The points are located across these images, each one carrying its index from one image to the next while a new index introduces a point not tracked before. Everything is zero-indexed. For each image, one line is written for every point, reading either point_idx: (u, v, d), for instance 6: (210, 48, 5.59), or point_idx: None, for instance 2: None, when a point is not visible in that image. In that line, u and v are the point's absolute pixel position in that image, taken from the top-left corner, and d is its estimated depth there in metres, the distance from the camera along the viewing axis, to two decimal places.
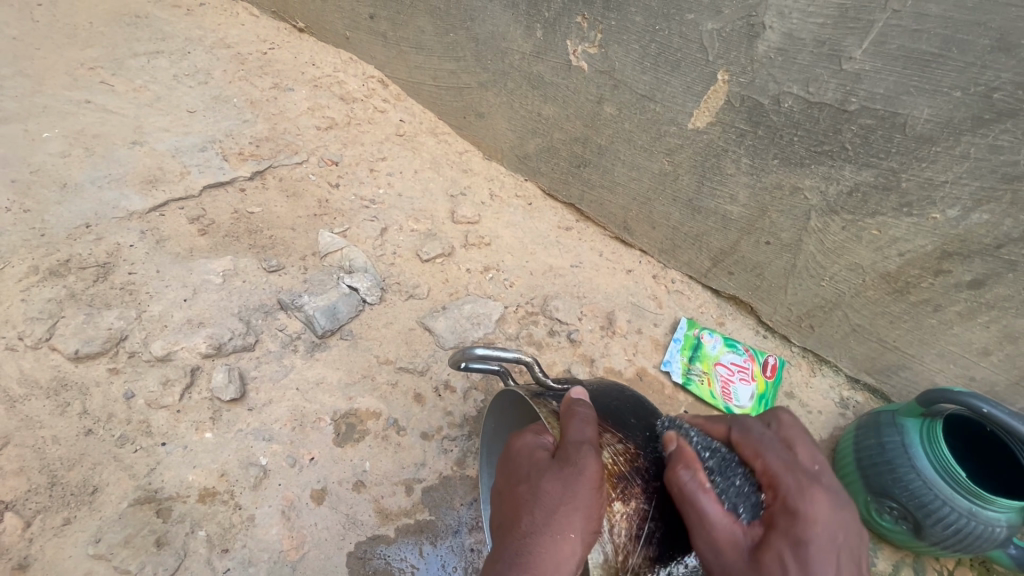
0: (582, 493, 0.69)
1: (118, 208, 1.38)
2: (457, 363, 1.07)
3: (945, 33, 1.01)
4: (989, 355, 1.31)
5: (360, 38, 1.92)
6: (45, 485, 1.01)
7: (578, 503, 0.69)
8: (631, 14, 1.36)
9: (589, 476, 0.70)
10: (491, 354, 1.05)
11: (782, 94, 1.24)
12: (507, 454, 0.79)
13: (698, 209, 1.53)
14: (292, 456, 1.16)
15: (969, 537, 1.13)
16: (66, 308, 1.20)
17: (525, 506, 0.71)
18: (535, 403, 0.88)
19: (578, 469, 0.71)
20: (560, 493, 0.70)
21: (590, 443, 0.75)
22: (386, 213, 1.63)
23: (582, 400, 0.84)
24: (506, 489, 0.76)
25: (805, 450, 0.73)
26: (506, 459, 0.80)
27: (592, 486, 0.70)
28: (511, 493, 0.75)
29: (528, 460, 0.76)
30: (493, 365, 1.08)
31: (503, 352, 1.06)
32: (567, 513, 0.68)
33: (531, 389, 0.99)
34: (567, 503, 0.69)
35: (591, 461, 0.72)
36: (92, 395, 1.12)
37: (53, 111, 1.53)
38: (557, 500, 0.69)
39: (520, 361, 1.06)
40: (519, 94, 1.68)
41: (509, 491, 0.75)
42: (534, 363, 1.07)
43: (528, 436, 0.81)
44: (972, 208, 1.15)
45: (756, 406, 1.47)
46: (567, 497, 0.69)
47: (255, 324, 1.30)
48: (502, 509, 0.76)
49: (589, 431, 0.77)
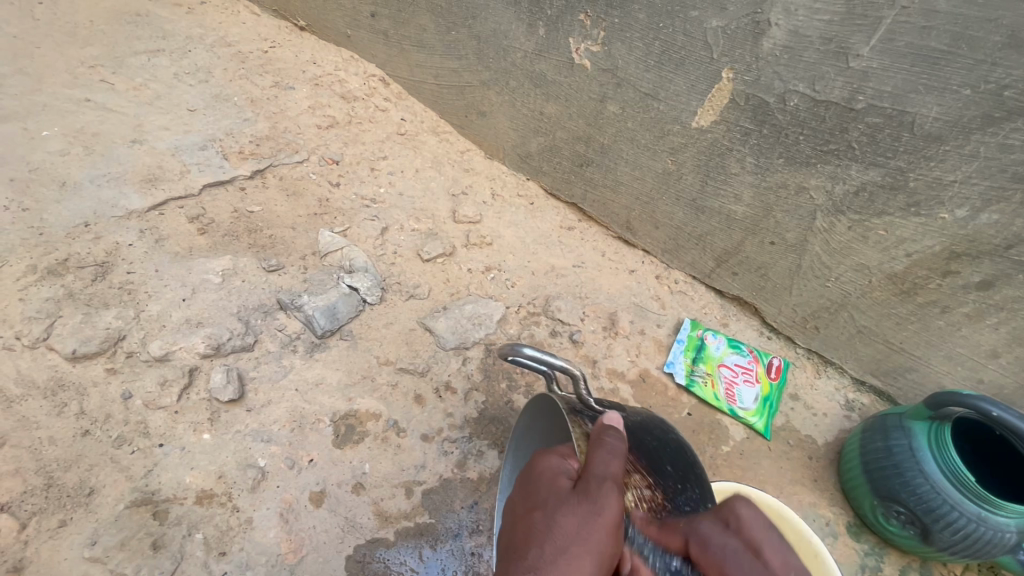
0: (600, 534, 0.58)
1: (117, 207, 1.38)
2: (505, 357, 1.06)
3: (954, 30, 0.99)
4: (997, 357, 1.29)
5: (361, 36, 1.91)
6: (41, 487, 1.00)
7: (593, 543, 0.57)
8: (634, 12, 1.34)
9: (610, 517, 0.60)
10: (540, 358, 1.04)
11: (788, 92, 1.22)
12: (529, 471, 0.73)
13: (702, 209, 1.51)
14: (291, 458, 1.14)
15: (978, 542, 1.11)
16: (64, 307, 1.19)
17: (529, 535, 0.60)
18: (570, 421, 0.85)
19: (599, 506, 0.61)
20: (575, 527, 0.59)
21: (618, 480, 0.66)
22: (387, 212, 1.61)
23: (614, 430, 0.77)
24: (519, 511, 0.67)
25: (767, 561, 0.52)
26: (525, 479, 0.72)
27: (611, 533, 0.59)
28: (523, 516, 0.64)
29: (548, 485, 0.68)
30: (540, 369, 1.06)
31: (552, 359, 1.04)
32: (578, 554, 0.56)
33: (569, 403, 0.95)
34: (581, 542, 0.57)
35: (615, 500, 0.62)
36: (90, 396, 1.11)
37: (53, 109, 1.53)
38: (571, 535, 0.58)
39: (567, 370, 1.03)
40: (521, 93, 1.66)
41: (521, 515, 0.65)
42: (581, 378, 1.03)
43: (553, 459, 0.74)
44: (981, 208, 1.13)
45: (761, 408, 1.45)
46: (583, 534, 0.58)
47: (254, 324, 1.29)
48: (508, 532, 0.65)
49: (619, 466, 0.69)
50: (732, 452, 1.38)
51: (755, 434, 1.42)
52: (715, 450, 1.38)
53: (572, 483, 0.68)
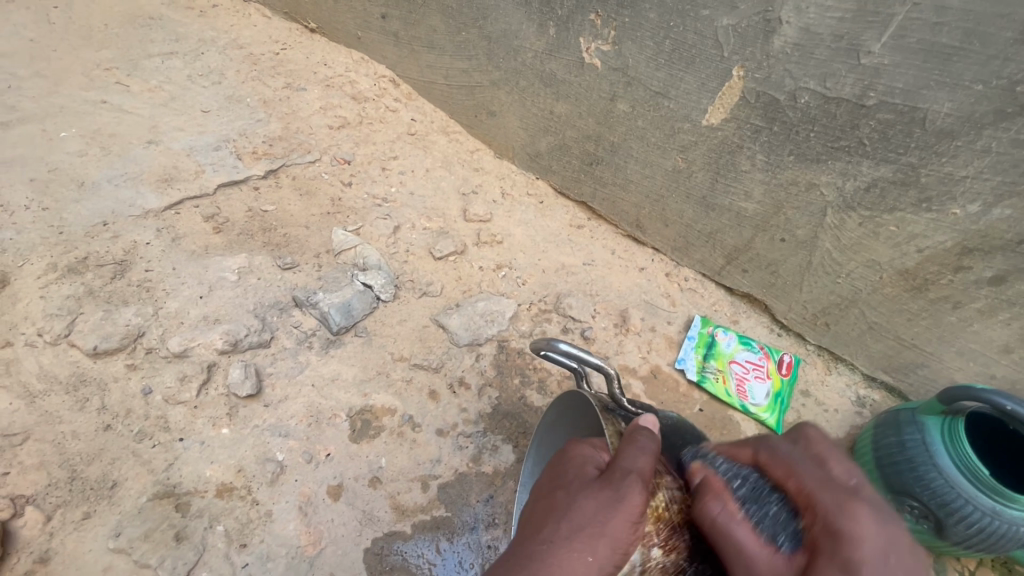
0: (615, 522, 0.62)
1: (134, 206, 1.40)
2: (538, 349, 1.01)
3: (966, 26, 1.00)
4: (1010, 352, 1.29)
5: (371, 38, 1.93)
6: (65, 480, 1.03)
7: (606, 530, 0.62)
8: (645, 11, 1.35)
9: (628, 509, 0.63)
10: (572, 351, 0.97)
11: (799, 90, 1.23)
12: (559, 454, 0.76)
13: (712, 206, 1.52)
14: (308, 452, 1.16)
15: (992, 536, 1.11)
16: (85, 304, 1.21)
17: (547, 512, 0.65)
18: (604, 417, 0.83)
19: (618, 500, 0.63)
20: (592, 514, 0.63)
21: (643, 476, 0.66)
22: (398, 211, 1.63)
23: (648, 430, 0.74)
24: (545, 488, 0.71)
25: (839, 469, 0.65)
26: (555, 460, 0.75)
27: (628, 526, 0.62)
28: (547, 492, 0.69)
29: (574, 470, 0.70)
30: (572, 365, 1.01)
31: (587, 356, 0.97)
32: (592, 538, 0.61)
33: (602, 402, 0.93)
34: (595, 526, 0.62)
35: (636, 495, 0.64)
36: (111, 391, 1.13)
37: (71, 112, 1.56)
38: (588, 519, 0.62)
39: (600, 369, 0.96)
40: (531, 92, 1.68)
41: (546, 491, 0.70)
42: (614, 377, 0.98)
43: (584, 446, 0.76)
44: (993, 204, 1.13)
45: (772, 404, 1.45)
46: (599, 519, 0.62)
47: (270, 321, 1.30)
48: (533, 504, 0.70)
49: (648, 463, 0.68)
50: None
51: (767, 430, 1.42)
52: None
53: (597, 471, 0.70)
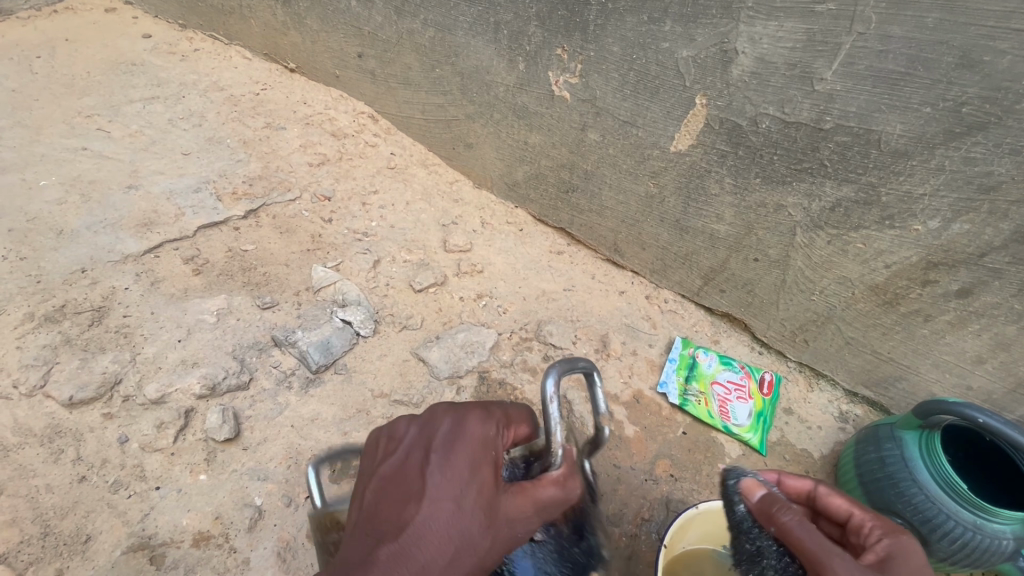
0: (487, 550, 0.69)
1: (113, 251, 1.41)
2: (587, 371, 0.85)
3: (909, 53, 1.04)
4: (983, 363, 1.30)
5: (349, 76, 1.97)
6: (38, 536, 1.01)
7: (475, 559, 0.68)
8: (608, 45, 1.40)
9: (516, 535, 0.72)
10: (545, 394, 0.77)
11: (759, 115, 1.27)
12: (455, 442, 0.72)
13: (685, 229, 1.55)
14: (288, 495, 1.14)
15: (976, 551, 1.10)
16: (61, 354, 1.21)
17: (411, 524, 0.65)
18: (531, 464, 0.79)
19: (510, 537, 0.71)
20: (461, 543, 0.66)
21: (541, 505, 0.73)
22: (378, 245, 1.65)
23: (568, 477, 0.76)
24: (420, 487, 0.68)
25: (845, 498, 0.87)
26: (445, 449, 0.71)
27: (503, 546, 0.71)
28: (423, 486, 0.68)
29: (456, 470, 0.69)
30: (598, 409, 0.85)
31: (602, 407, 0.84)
32: (458, 553, 0.66)
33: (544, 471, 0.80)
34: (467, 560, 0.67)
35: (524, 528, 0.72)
36: (86, 441, 1.12)
37: (51, 159, 1.59)
38: (459, 555, 0.66)
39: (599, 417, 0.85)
40: (506, 124, 1.72)
41: (420, 487, 0.68)
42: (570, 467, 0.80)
43: (487, 438, 0.74)
44: (952, 219, 1.16)
45: (755, 424, 1.45)
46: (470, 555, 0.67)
47: (249, 362, 1.30)
48: (404, 492, 0.68)
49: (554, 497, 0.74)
50: (728, 469, 1.37)
51: (751, 451, 1.41)
52: (711, 468, 1.37)
53: (498, 470, 0.72)
